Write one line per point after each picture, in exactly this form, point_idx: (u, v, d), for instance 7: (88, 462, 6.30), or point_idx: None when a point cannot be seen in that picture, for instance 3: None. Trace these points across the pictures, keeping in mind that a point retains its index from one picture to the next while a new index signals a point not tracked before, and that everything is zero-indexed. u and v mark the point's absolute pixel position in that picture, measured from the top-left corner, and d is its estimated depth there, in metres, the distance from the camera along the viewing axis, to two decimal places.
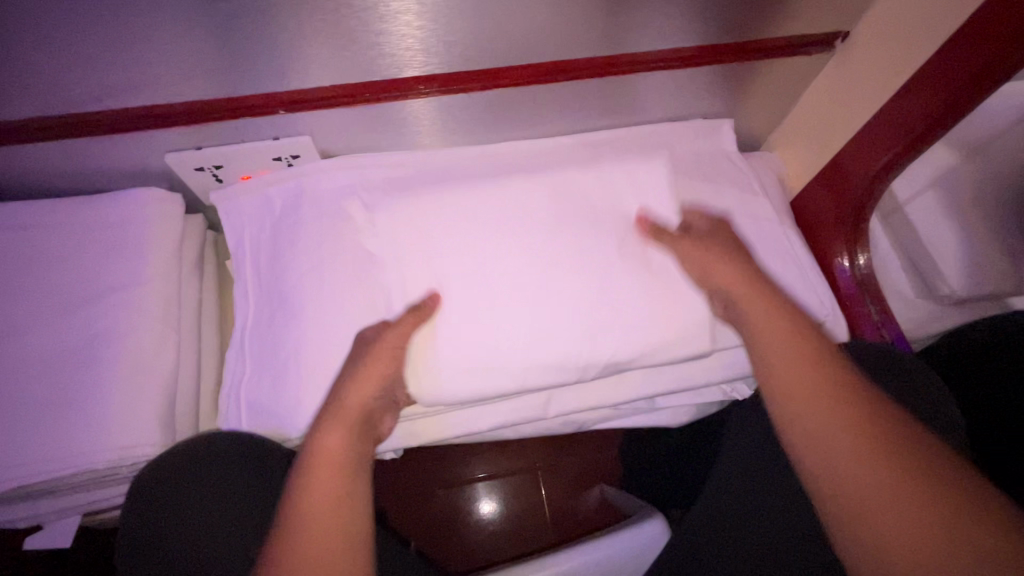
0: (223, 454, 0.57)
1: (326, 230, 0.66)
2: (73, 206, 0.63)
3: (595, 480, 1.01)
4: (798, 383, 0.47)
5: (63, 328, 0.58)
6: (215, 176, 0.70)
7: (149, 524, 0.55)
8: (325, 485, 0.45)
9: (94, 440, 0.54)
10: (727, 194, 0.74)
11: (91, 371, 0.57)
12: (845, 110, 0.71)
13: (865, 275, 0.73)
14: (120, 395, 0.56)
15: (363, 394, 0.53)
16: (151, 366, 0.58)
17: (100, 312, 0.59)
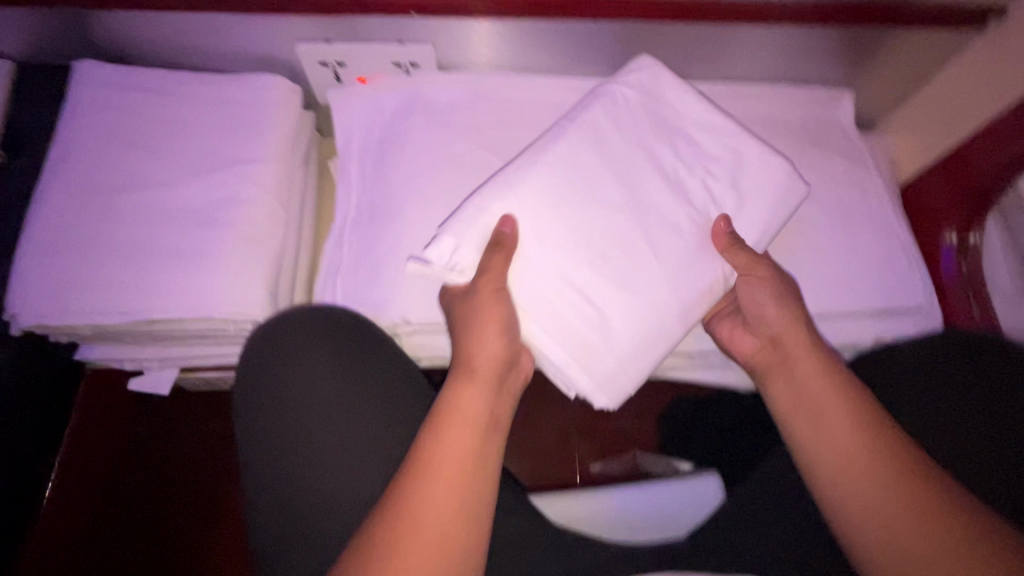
0: (328, 321, 0.60)
1: (437, 138, 0.68)
2: (207, 81, 0.67)
3: (626, 446, 1.07)
4: (810, 424, 0.52)
5: (188, 189, 0.62)
6: (335, 74, 0.71)
7: (260, 374, 0.58)
8: (461, 439, 0.47)
9: (210, 295, 0.58)
10: (838, 163, 0.72)
11: (211, 234, 0.60)
12: (987, 93, 0.67)
13: (971, 273, 0.71)
14: (235, 258, 0.60)
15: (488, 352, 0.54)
16: (263, 241, 0.61)
17: (221, 180, 0.63)
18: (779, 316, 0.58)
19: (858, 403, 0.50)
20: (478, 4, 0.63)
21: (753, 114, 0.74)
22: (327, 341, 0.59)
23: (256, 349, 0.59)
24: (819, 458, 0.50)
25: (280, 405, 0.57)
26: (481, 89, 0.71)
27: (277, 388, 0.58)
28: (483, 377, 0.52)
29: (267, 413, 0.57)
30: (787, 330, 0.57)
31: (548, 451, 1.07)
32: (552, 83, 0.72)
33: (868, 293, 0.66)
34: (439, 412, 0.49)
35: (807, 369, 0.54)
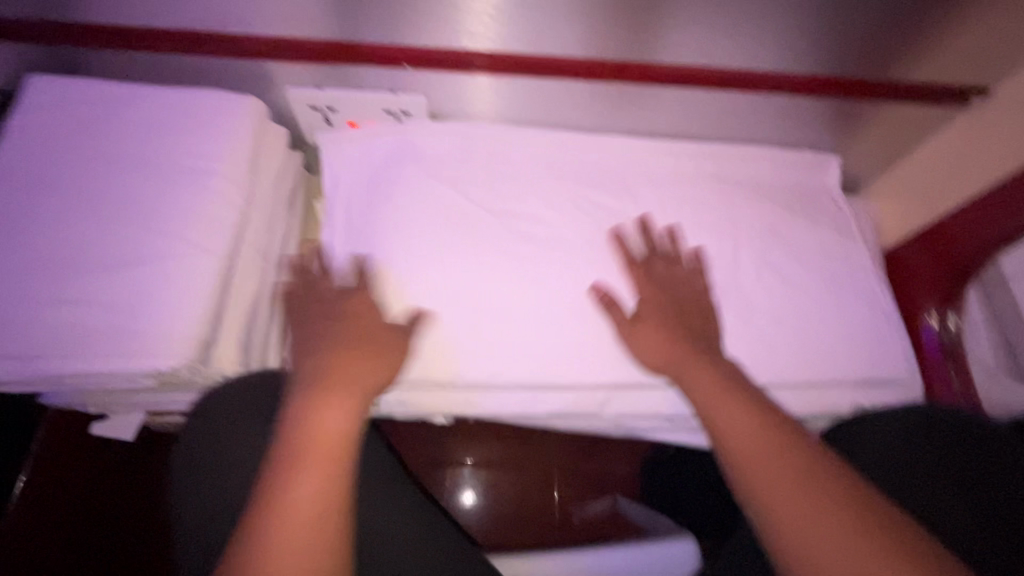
0: (296, 405, 0.55)
1: (426, 189, 0.67)
2: (157, 102, 0.62)
3: (610, 493, 1.06)
4: (786, 491, 0.38)
5: (125, 220, 0.56)
6: (325, 117, 0.71)
7: (199, 450, 0.52)
8: (315, 481, 0.38)
9: (138, 335, 0.51)
10: (822, 227, 0.73)
11: (146, 267, 0.54)
12: (971, 166, 0.68)
13: (954, 344, 0.70)
14: (180, 304, 0.53)
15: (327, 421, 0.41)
16: (200, 272, 0.55)
17: (166, 211, 0.57)
18: (744, 414, 0.42)
19: (829, 503, 0.37)
20: (473, 61, 0.63)
21: (741, 176, 0.75)
22: (289, 431, 0.54)
23: (200, 419, 0.54)
24: (751, 459, 0.40)
25: (213, 489, 0.50)
26: (471, 140, 0.71)
27: (223, 471, 0.51)
28: (338, 458, 0.40)
29: (207, 500, 0.50)
30: (702, 383, 0.46)
31: (531, 495, 1.06)
32: (540, 137, 0.72)
33: (849, 359, 0.66)
34: (299, 464, 0.38)
35: (744, 427, 0.42)
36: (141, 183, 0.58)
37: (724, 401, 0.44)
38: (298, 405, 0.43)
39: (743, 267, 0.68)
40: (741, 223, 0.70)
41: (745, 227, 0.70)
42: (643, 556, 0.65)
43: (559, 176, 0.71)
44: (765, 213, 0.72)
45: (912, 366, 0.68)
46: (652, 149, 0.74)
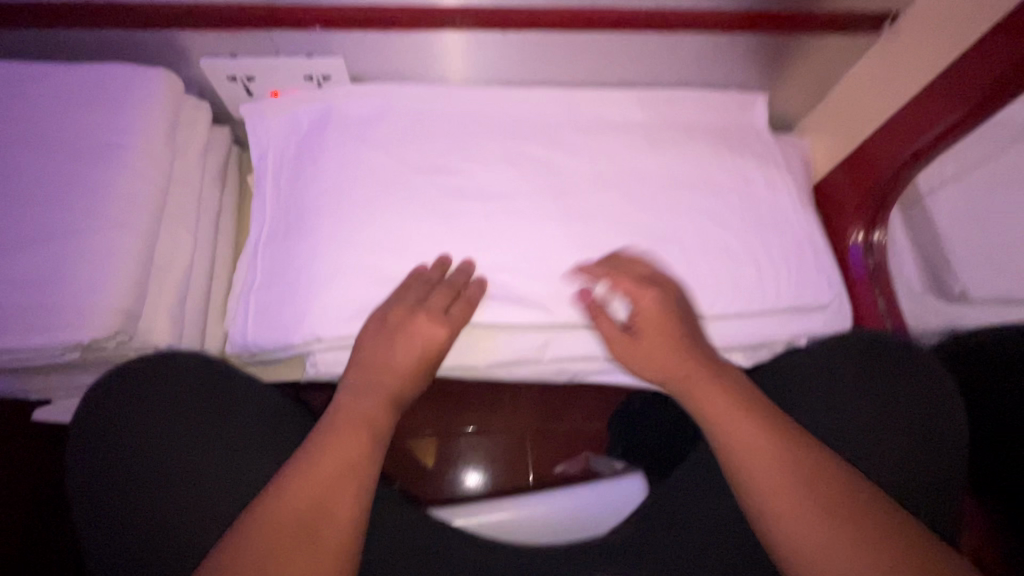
0: (197, 372, 0.55)
1: (350, 150, 0.66)
2: (54, 79, 0.58)
3: (580, 448, 1.09)
4: (771, 474, 0.46)
5: (27, 202, 0.53)
6: (245, 88, 0.70)
7: (99, 429, 0.51)
8: (326, 469, 0.45)
9: (53, 315, 0.49)
10: (754, 164, 0.73)
11: (55, 247, 0.51)
12: (886, 93, 0.69)
13: (877, 266, 0.72)
14: (98, 275, 0.51)
15: (360, 410, 0.51)
16: (115, 245, 0.52)
17: (74, 189, 0.54)
18: (732, 406, 0.51)
19: (835, 494, 0.45)
20: (385, 18, 0.63)
21: (673, 119, 0.75)
22: (190, 398, 0.53)
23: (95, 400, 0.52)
24: (761, 486, 0.46)
25: (120, 464, 0.50)
26: (395, 101, 0.70)
27: (124, 439, 0.51)
28: (357, 437, 0.48)
29: (109, 470, 0.50)
30: (710, 393, 0.52)
31: (503, 459, 1.06)
32: (466, 94, 0.72)
33: (782, 289, 0.67)
34: (334, 472, 0.45)
35: (747, 429, 0.49)
36: (42, 158, 0.55)
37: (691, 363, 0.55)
38: (338, 402, 0.52)
39: (677, 208, 0.68)
40: (674, 165, 0.71)
41: (676, 169, 0.71)
42: (593, 495, 0.67)
43: (487, 132, 0.70)
44: (697, 153, 0.72)
45: (843, 291, 0.70)
46: (583, 98, 0.74)
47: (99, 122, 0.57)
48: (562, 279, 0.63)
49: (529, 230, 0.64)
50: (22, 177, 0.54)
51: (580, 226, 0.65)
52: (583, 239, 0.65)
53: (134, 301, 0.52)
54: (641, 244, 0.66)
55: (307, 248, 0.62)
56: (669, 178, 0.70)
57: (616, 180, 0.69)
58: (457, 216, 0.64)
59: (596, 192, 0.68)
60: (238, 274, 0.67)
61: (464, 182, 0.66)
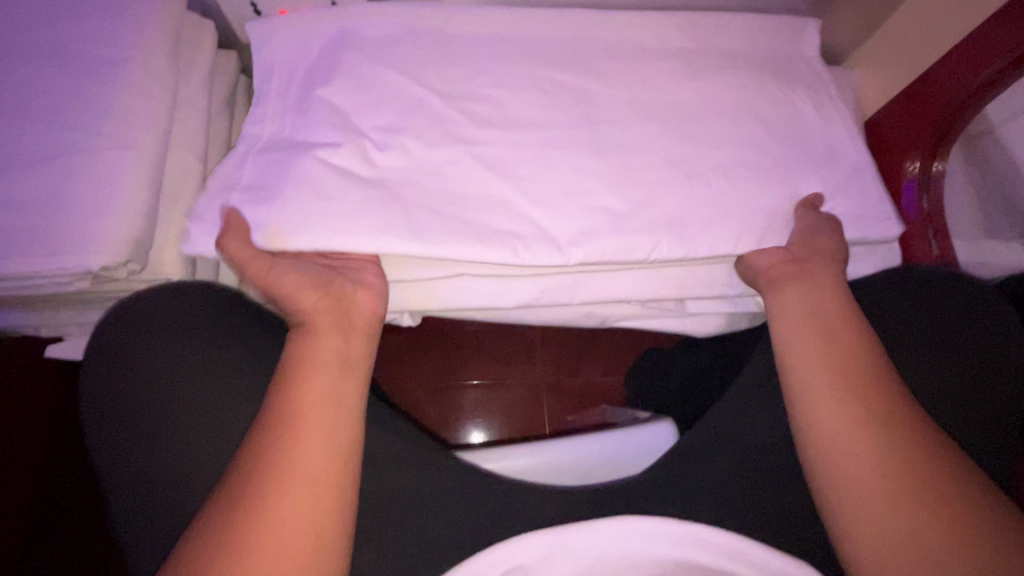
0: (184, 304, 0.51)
1: (368, 73, 0.61)
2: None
3: (597, 401, 1.07)
4: (851, 463, 0.43)
5: (23, 119, 0.48)
6: (252, 5, 0.64)
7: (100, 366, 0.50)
8: (317, 425, 0.42)
9: (59, 240, 0.45)
10: (804, 96, 0.68)
11: (55, 168, 0.47)
12: (957, 12, 0.62)
13: (933, 209, 0.67)
14: (105, 200, 0.47)
15: (323, 345, 0.47)
16: (122, 169, 0.49)
17: (72, 107, 0.49)
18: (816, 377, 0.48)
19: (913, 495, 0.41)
20: None
21: (714, 45, 0.69)
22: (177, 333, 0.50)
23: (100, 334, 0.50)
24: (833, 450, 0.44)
25: (114, 399, 0.48)
26: (415, 21, 0.64)
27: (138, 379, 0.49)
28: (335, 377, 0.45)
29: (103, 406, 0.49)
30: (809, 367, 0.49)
31: (519, 410, 1.05)
32: (489, 13, 0.66)
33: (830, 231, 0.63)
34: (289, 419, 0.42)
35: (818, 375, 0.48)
36: (35, 74, 0.50)
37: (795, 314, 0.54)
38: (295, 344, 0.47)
39: (719, 141, 0.63)
40: (716, 95, 0.65)
41: (720, 98, 0.65)
42: (620, 442, 0.65)
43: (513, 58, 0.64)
44: (742, 82, 0.66)
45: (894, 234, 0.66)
46: (616, 20, 0.67)
47: (94, 37, 0.52)
48: (595, 214, 0.59)
49: (561, 164, 0.60)
50: (15, 94, 0.49)
51: (614, 158, 0.61)
52: (617, 172, 0.60)
53: (145, 231, 0.49)
54: (681, 179, 0.61)
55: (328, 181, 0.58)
56: (712, 108, 0.65)
57: (654, 110, 0.64)
58: (481, 147, 0.60)
59: (633, 123, 0.63)
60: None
61: (490, 111, 0.62)
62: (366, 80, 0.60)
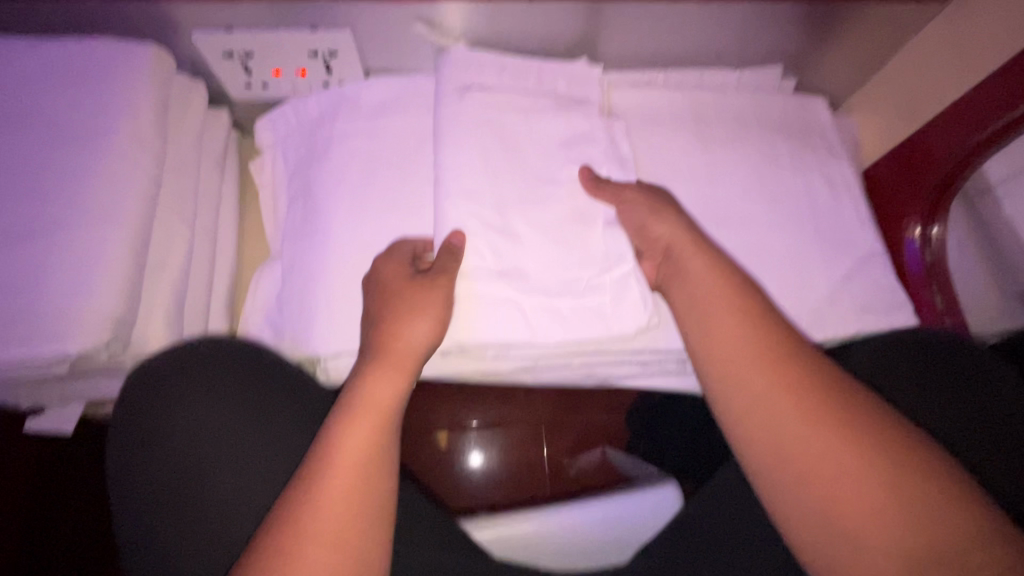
0: (222, 361, 0.53)
1: (364, 146, 0.63)
2: (32, 52, 0.52)
3: (598, 442, 1.01)
4: (782, 421, 0.43)
5: (4, 192, 0.47)
6: (244, 66, 0.63)
7: (139, 423, 0.51)
8: (348, 468, 0.43)
9: (37, 323, 0.44)
10: (802, 149, 0.67)
11: (33, 247, 0.46)
12: (951, 71, 0.62)
13: (936, 260, 0.66)
14: (84, 278, 0.46)
15: (384, 393, 0.47)
16: (102, 244, 0.47)
17: (55, 180, 0.48)
18: (736, 333, 0.47)
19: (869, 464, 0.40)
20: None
21: (712, 101, 0.68)
22: (217, 392, 0.52)
23: (135, 394, 0.52)
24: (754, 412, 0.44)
25: (157, 457, 0.51)
26: (411, 89, 0.65)
27: (172, 457, 0.51)
28: (380, 425, 0.45)
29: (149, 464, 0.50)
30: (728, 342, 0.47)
31: (516, 452, 1.00)
32: (472, 55, 0.61)
33: (836, 289, 0.61)
34: (358, 412, 0.45)
35: (747, 378, 0.45)
36: (15, 146, 0.49)
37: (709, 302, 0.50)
38: (353, 385, 0.47)
39: (714, 200, 0.63)
40: (713, 154, 0.65)
41: (715, 156, 0.65)
42: (626, 506, 0.63)
43: (488, 96, 0.60)
44: (737, 139, 0.66)
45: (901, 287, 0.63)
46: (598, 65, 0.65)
47: (79, 107, 0.51)
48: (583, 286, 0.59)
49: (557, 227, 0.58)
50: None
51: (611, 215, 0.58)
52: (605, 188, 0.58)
53: (127, 307, 0.47)
54: None
55: (325, 251, 0.59)
56: (705, 166, 0.64)
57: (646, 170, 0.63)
58: None
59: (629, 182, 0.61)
60: (255, 286, 0.63)
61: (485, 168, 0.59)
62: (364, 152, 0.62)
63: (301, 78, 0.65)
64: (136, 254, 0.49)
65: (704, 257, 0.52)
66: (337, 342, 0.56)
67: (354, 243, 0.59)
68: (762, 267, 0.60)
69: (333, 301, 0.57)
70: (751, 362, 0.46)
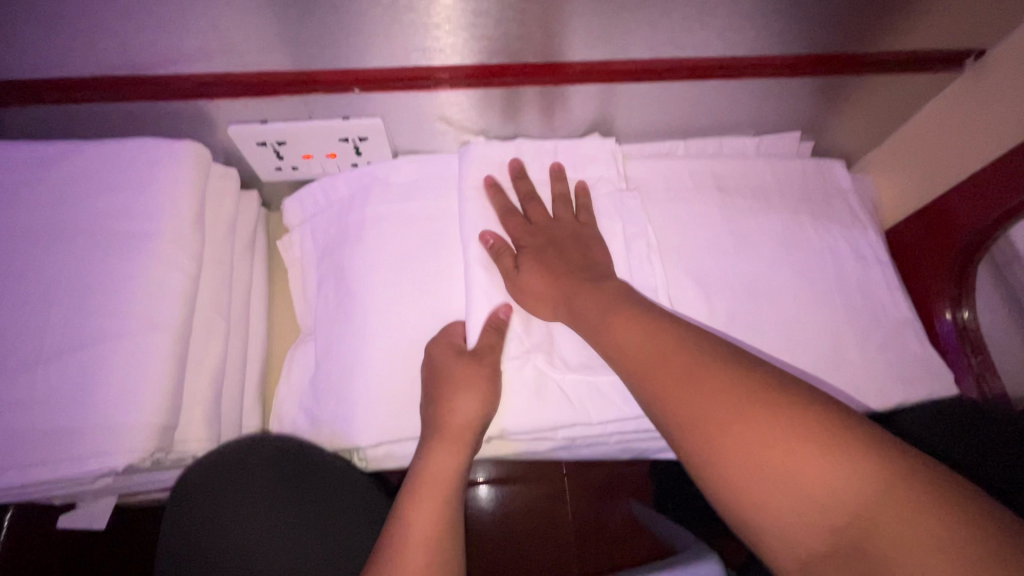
0: (264, 460, 0.57)
1: (396, 228, 0.64)
2: (75, 160, 0.53)
3: (625, 499, 0.99)
4: (710, 410, 0.39)
5: (49, 305, 0.48)
6: (276, 153, 0.64)
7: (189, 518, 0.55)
8: (422, 542, 0.46)
9: (82, 436, 0.43)
10: (823, 213, 0.68)
11: (78, 356, 0.46)
12: (970, 139, 0.63)
13: (968, 325, 0.65)
14: (128, 386, 0.45)
15: (444, 468, 0.51)
16: (145, 349, 0.47)
17: (98, 288, 0.49)
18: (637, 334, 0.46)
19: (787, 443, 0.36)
20: (439, 75, 0.57)
21: (732, 169, 0.70)
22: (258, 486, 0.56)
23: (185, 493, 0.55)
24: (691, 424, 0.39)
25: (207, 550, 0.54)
26: (439, 171, 0.67)
27: (222, 565, 0.54)
28: (444, 498, 0.50)
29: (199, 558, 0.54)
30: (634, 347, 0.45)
31: (541, 514, 0.98)
32: (495, 149, 0.63)
33: (871, 359, 0.61)
34: (422, 490, 0.50)
35: (676, 388, 0.41)
36: (59, 250, 0.50)
37: (644, 342, 0.45)
38: (418, 466, 0.52)
39: (742, 271, 0.63)
40: (739, 225, 0.65)
41: (739, 225, 0.65)
42: None
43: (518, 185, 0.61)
44: (759, 207, 0.67)
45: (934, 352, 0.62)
46: (612, 142, 0.66)
47: (122, 209, 0.52)
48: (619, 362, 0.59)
49: None
50: (41, 274, 0.48)
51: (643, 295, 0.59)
52: (590, 253, 0.58)
53: (169, 410, 0.47)
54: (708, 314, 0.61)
55: (359, 336, 0.59)
56: (732, 237, 0.65)
57: (674, 240, 0.64)
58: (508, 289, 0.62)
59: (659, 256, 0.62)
60: (288, 369, 0.64)
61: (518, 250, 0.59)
62: (395, 234, 0.63)
63: (330, 161, 0.67)
64: (175, 354, 0.49)
65: (607, 303, 0.50)
66: (376, 435, 0.57)
67: (388, 328, 0.59)
68: (794, 339, 0.61)
69: (373, 391, 0.58)
70: (653, 359, 0.44)
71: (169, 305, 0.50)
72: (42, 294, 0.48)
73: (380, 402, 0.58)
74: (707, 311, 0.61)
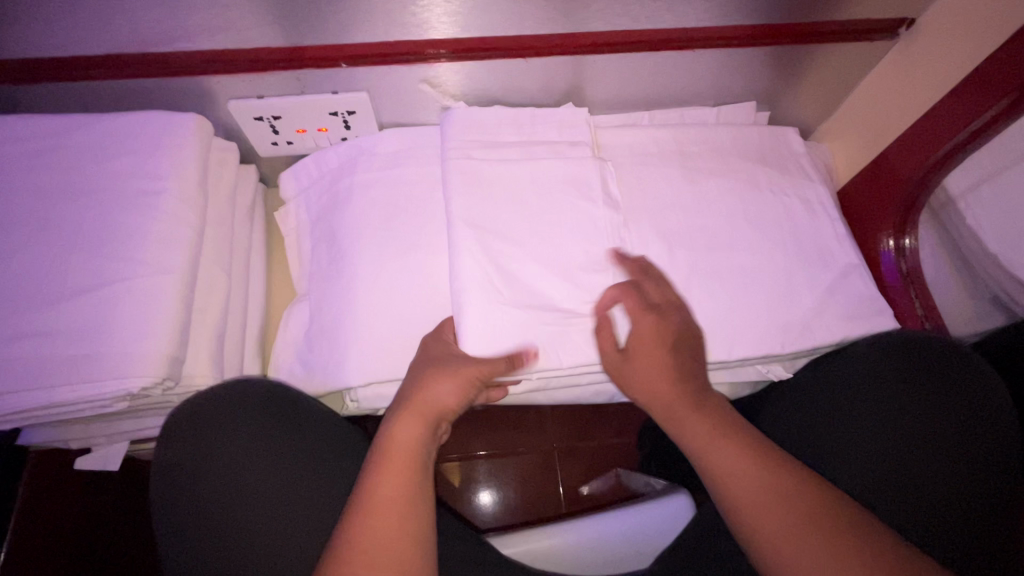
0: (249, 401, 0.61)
1: (382, 193, 0.69)
2: (91, 128, 0.59)
3: (610, 463, 1.04)
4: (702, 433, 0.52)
5: (69, 253, 0.53)
6: (272, 128, 0.70)
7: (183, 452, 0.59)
8: (388, 506, 0.48)
9: (101, 364, 0.49)
10: (778, 174, 0.73)
11: (97, 296, 0.51)
12: (906, 101, 0.69)
13: (911, 269, 0.73)
14: (142, 322, 0.51)
15: (410, 440, 0.53)
16: (155, 293, 0.52)
17: (113, 239, 0.54)
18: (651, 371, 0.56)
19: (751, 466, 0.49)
20: (433, 50, 0.63)
21: (693, 137, 0.75)
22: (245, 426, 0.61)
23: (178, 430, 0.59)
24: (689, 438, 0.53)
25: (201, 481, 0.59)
26: (421, 140, 0.73)
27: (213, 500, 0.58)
28: (410, 465, 0.51)
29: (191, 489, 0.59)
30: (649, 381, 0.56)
31: (531, 478, 1.03)
32: (473, 113, 0.68)
33: (821, 300, 0.66)
34: (389, 454, 0.52)
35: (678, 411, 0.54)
36: (78, 208, 0.55)
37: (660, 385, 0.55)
38: (390, 428, 0.54)
39: (702, 225, 0.69)
40: (699, 184, 0.71)
41: (699, 184, 0.71)
42: (643, 517, 0.66)
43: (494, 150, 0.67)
44: (717, 169, 0.72)
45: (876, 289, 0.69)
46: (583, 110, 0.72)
47: (133, 172, 0.58)
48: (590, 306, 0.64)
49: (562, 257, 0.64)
50: (62, 227, 0.54)
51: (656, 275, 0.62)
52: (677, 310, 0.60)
53: (177, 347, 0.52)
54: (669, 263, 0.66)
55: (349, 290, 0.65)
56: (693, 195, 0.70)
57: (638, 199, 0.70)
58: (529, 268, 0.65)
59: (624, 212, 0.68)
60: (286, 324, 0.69)
61: (494, 208, 0.64)
62: (382, 198, 0.69)
63: (321, 135, 0.73)
64: (182, 300, 0.54)
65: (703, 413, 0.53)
66: (368, 374, 0.62)
67: (376, 281, 0.65)
68: (750, 284, 0.66)
69: (364, 337, 0.63)
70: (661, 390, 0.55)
71: (176, 255, 0.55)
72: (64, 245, 0.53)
73: (370, 345, 0.63)
74: (670, 260, 0.66)
